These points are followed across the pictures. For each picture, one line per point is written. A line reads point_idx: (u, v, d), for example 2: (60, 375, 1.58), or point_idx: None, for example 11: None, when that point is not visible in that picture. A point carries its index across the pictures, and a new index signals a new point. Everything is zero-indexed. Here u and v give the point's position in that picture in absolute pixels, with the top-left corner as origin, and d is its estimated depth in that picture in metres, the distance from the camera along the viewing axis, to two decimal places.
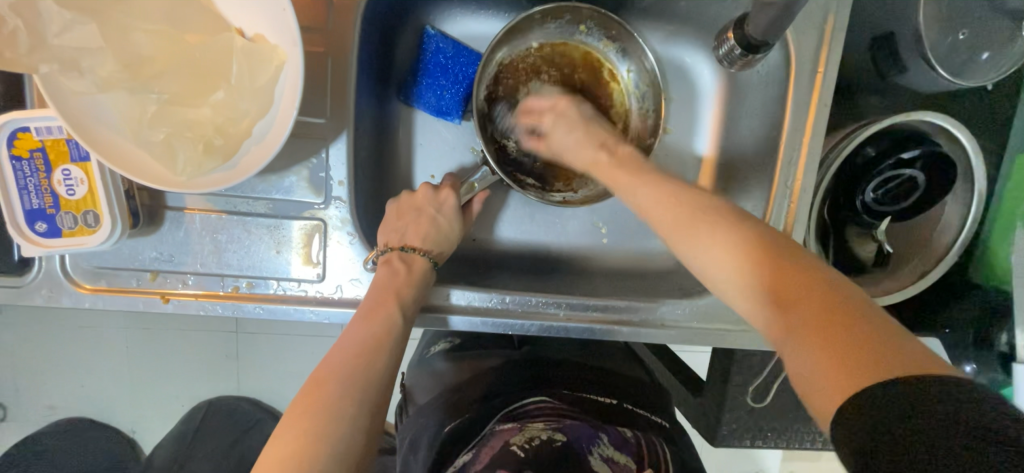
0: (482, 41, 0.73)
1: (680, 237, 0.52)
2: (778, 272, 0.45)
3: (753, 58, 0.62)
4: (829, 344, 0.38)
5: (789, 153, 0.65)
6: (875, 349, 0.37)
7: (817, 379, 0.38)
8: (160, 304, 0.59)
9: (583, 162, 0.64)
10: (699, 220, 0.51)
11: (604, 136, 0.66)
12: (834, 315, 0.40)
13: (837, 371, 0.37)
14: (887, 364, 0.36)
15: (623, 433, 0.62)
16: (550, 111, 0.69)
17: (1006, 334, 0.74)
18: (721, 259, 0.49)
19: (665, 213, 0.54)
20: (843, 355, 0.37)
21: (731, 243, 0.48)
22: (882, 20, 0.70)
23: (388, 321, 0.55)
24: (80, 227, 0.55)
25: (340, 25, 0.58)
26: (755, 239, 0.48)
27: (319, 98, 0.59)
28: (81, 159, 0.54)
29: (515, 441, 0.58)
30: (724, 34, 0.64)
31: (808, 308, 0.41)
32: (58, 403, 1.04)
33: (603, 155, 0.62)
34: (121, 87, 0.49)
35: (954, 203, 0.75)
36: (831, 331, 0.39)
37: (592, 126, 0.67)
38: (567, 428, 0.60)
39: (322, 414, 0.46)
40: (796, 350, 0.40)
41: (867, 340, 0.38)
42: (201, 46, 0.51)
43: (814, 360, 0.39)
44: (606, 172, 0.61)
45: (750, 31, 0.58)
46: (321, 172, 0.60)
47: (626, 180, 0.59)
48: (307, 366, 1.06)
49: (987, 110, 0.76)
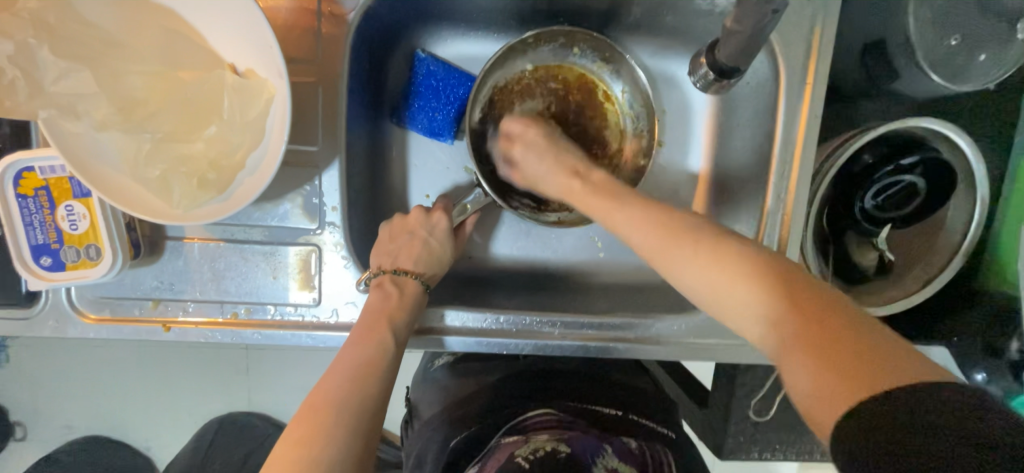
0: (472, 62, 0.75)
1: (663, 262, 0.52)
2: (778, 295, 0.44)
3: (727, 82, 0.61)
4: (821, 350, 0.39)
5: (781, 165, 0.64)
6: (868, 354, 0.37)
7: (821, 398, 0.37)
8: (162, 332, 0.60)
9: (560, 191, 0.63)
10: (682, 244, 0.50)
11: (578, 161, 0.66)
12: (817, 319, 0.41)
13: (832, 384, 0.37)
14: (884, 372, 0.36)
15: (629, 445, 0.59)
16: (517, 141, 0.69)
17: (1017, 341, 0.72)
18: (707, 278, 0.48)
19: (653, 232, 0.53)
20: (835, 360, 0.38)
21: (716, 261, 0.48)
22: (873, 26, 0.70)
23: (382, 345, 0.55)
24: (83, 260, 0.57)
25: (329, 55, 0.59)
26: (760, 264, 0.46)
27: (310, 127, 0.60)
28: (83, 195, 0.56)
29: (518, 453, 0.55)
30: (699, 59, 0.63)
31: (801, 324, 0.41)
32: (73, 424, 1.07)
33: (576, 182, 0.62)
34: (115, 128, 0.51)
35: (959, 207, 0.74)
36: (817, 333, 0.40)
37: (562, 151, 0.67)
38: (571, 440, 0.57)
39: (315, 442, 0.46)
40: (790, 361, 0.41)
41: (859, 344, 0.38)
42: (193, 84, 0.53)
43: (810, 369, 0.39)
44: (584, 202, 0.60)
45: (720, 57, 0.57)
46: (314, 198, 0.61)
47: (602, 207, 0.58)
48: (313, 382, 1.07)
49: (987, 112, 0.75)
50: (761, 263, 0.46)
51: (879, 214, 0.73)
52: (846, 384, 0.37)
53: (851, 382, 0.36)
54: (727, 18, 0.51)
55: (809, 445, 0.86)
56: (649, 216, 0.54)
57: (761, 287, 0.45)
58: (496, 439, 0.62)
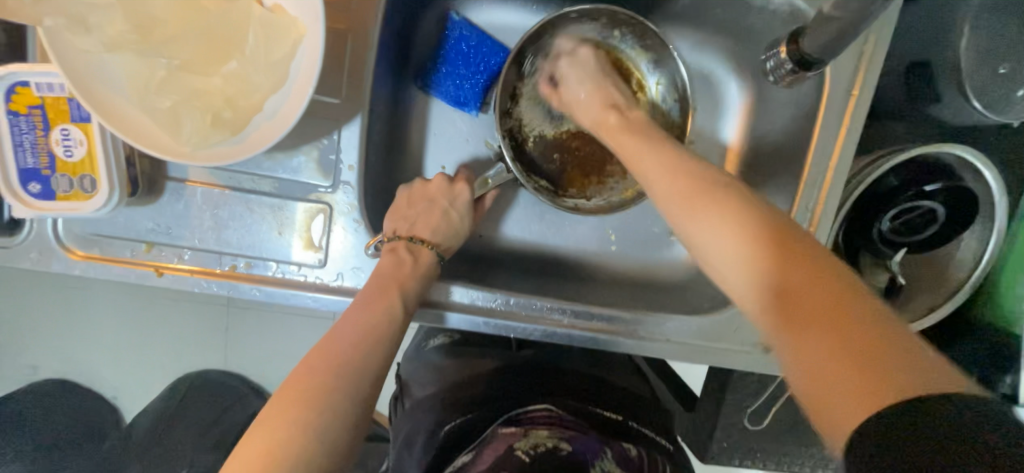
0: (505, 32, 0.71)
1: (683, 215, 0.48)
2: (786, 265, 0.41)
3: (802, 75, 0.61)
4: (832, 335, 0.36)
5: (813, 176, 0.63)
6: (881, 350, 0.35)
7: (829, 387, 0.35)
8: (154, 277, 0.57)
9: (592, 121, 0.62)
10: (712, 193, 0.47)
11: (616, 98, 0.64)
12: (810, 302, 0.38)
13: (845, 381, 0.34)
14: (893, 370, 0.34)
15: (628, 451, 0.58)
16: (564, 58, 0.68)
17: (1009, 377, 0.73)
18: (717, 228, 0.45)
19: (675, 191, 0.49)
20: (843, 348, 0.36)
21: (733, 215, 0.45)
22: (919, 46, 0.69)
23: (391, 313, 0.52)
24: (76, 191, 0.53)
25: (365, 3, 0.55)
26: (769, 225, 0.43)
27: (335, 78, 0.57)
28: (82, 120, 0.52)
29: (517, 447, 0.54)
30: (776, 47, 0.62)
31: (807, 303, 0.38)
32: (41, 363, 1.02)
33: (612, 116, 0.61)
34: (128, 49, 0.47)
35: (971, 240, 0.73)
36: (830, 322, 0.37)
37: (605, 84, 0.66)
38: (573, 438, 0.56)
39: (314, 407, 0.43)
40: (788, 337, 0.39)
41: (874, 335, 0.35)
42: (216, 12, 0.48)
43: (809, 353, 0.37)
44: (616, 137, 0.58)
45: (805, 48, 0.57)
46: (331, 154, 0.58)
47: (635, 149, 0.55)
48: (297, 347, 1.04)
49: (1013, 148, 0.74)
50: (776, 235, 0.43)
51: (893, 237, 0.73)
52: (860, 382, 0.34)
53: (859, 377, 0.34)
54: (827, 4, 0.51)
55: (789, 458, 0.86)
56: (679, 169, 0.50)
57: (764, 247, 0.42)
58: (494, 422, 0.62)
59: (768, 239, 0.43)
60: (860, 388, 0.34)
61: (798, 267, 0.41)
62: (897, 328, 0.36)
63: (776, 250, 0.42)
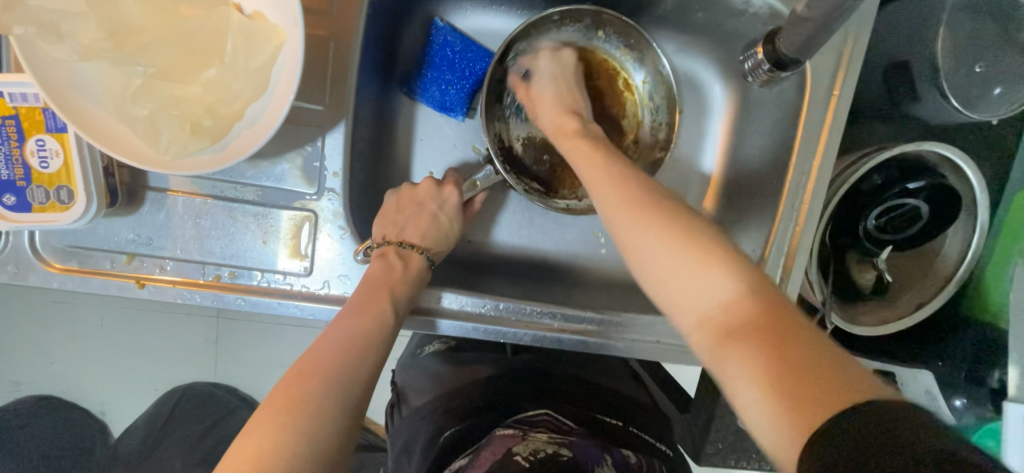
0: (489, 37, 0.71)
1: (630, 235, 0.49)
2: (742, 299, 0.41)
3: (778, 75, 0.62)
4: (768, 365, 0.37)
5: (797, 175, 0.63)
6: (814, 372, 0.35)
7: (773, 423, 0.35)
8: (134, 288, 0.56)
9: (552, 125, 0.64)
10: (660, 217, 0.48)
11: (579, 106, 0.66)
12: (758, 327, 0.39)
13: (791, 410, 0.34)
14: (822, 396, 0.34)
15: (627, 457, 0.58)
16: (545, 57, 0.68)
17: (999, 372, 0.73)
18: (658, 250, 0.46)
19: (621, 205, 0.50)
20: (784, 376, 0.36)
21: (673, 237, 0.46)
22: (897, 47, 0.70)
23: (381, 317, 0.52)
24: (52, 202, 0.52)
25: (346, 9, 0.55)
26: (707, 245, 0.45)
27: (318, 84, 0.56)
28: (57, 130, 0.51)
29: (517, 451, 0.52)
30: (752, 48, 0.63)
31: (739, 328, 0.40)
32: (23, 379, 0.99)
33: (570, 122, 0.62)
34: (104, 58, 0.47)
35: (957, 235, 0.74)
36: (772, 346, 0.37)
37: (574, 88, 0.68)
38: (573, 445, 0.55)
39: (301, 412, 0.43)
40: (733, 360, 0.39)
41: (808, 356, 0.36)
42: (194, 20, 0.48)
43: (756, 381, 0.37)
44: (567, 141, 0.60)
45: (781, 47, 0.57)
46: (315, 161, 0.58)
47: (580, 152, 0.58)
48: (286, 357, 1.02)
49: (993, 145, 0.75)
50: (727, 265, 0.44)
51: (878, 234, 0.75)
52: (802, 396, 0.34)
53: (798, 406, 0.34)
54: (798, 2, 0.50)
55: None
56: (630, 201, 0.50)
57: (705, 264, 0.44)
58: (490, 431, 0.60)
59: (725, 261, 0.44)
60: (805, 404, 0.34)
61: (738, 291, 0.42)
62: (830, 354, 0.37)
63: (731, 284, 0.43)
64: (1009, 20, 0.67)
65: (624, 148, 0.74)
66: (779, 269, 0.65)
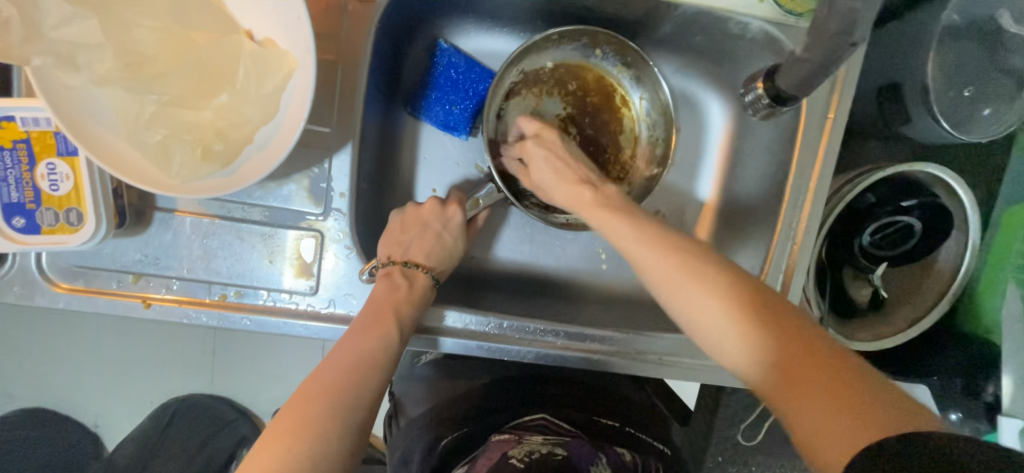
0: (492, 58, 0.73)
1: (668, 286, 0.49)
2: (796, 349, 0.42)
3: (779, 110, 0.63)
4: (826, 397, 0.38)
5: (795, 195, 0.65)
6: (864, 403, 0.37)
7: (843, 459, 0.35)
8: (140, 308, 0.56)
9: (567, 200, 0.62)
10: (694, 262, 0.49)
11: (585, 172, 0.64)
12: (801, 361, 0.41)
13: (866, 439, 0.35)
14: (887, 425, 0.35)
15: (622, 456, 0.58)
16: (551, 93, 0.71)
17: (993, 386, 0.75)
18: (694, 298, 0.47)
19: (659, 255, 0.51)
20: (841, 405, 0.37)
21: (710, 286, 0.47)
22: (890, 69, 0.72)
23: (385, 339, 0.52)
24: (61, 224, 0.52)
25: (354, 34, 0.57)
26: (736, 289, 0.46)
27: (327, 107, 0.57)
28: (68, 154, 0.52)
29: (513, 454, 0.53)
30: (753, 82, 0.64)
31: (794, 365, 0.41)
32: (18, 393, 0.98)
33: (587, 192, 0.60)
34: (118, 85, 0.48)
35: (948, 251, 0.75)
36: (822, 378, 0.39)
37: (576, 160, 0.66)
38: (568, 446, 0.56)
39: (304, 436, 0.43)
40: (787, 398, 0.40)
41: (868, 394, 0.37)
42: (207, 48, 0.49)
43: (821, 422, 0.37)
44: (591, 214, 0.58)
45: (781, 86, 0.58)
46: (322, 182, 0.58)
47: (613, 223, 0.56)
48: (286, 370, 1.02)
49: (982, 163, 0.78)
50: (760, 304, 0.45)
51: (874, 251, 0.75)
52: (858, 421, 0.36)
53: (868, 433, 0.35)
54: (797, 46, 0.53)
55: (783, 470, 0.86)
56: (662, 238, 0.52)
57: (738, 316, 0.45)
58: (488, 439, 0.61)
59: (751, 304, 0.45)
60: (858, 430, 0.35)
61: (775, 337, 0.43)
62: (871, 386, 0.38)
63: (754, 312, 0.45)
64: (995, 45, 0.69)
65: (623, 163, 0.75)
66: (777, 287, 0.66)
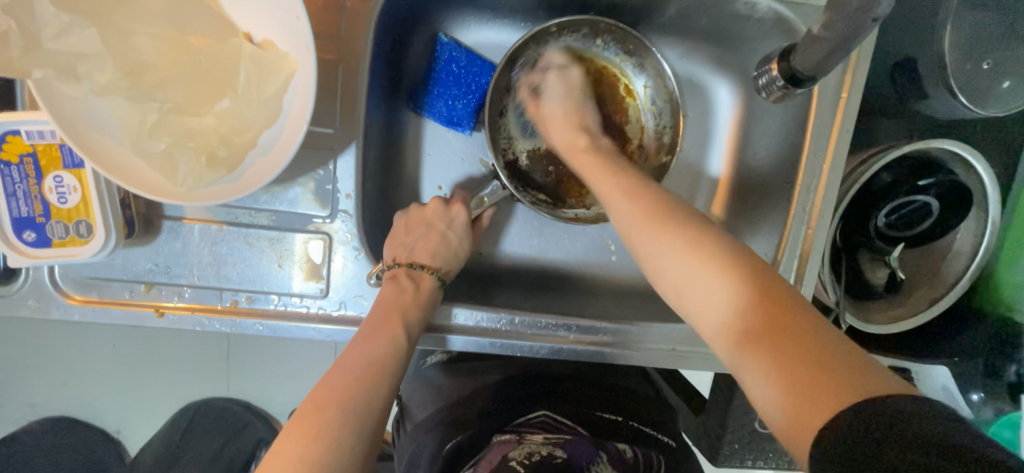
0: (494, 51, 0.71)
1: (642, 241, 0.49)
2: (761, 312, 0.40)
3: (793, 91, 0.61)
4: (782, 360, 0.37)
5: (808, 178, 0.63)
6: (826, 366, 0.36)
7: (789, 413, 0.36)
8: (154, 317, 0.56)
9: (563, 142, 0.64)
10: (668, 221, 0.48)
11: (587, 123, 0.66)
12: (778, 330, 0.39)
13: (811, 402, 0.35)
14: (842, 389, 0.34)
15: (623, 452, 0.58)
16: (553, 73, 0.69)
17: (1015, 365, 0.73)
18: (667, 256, 0.46)
19: (635, 218, 0.50)
20: (793, 370, 0.36)
21: (686, 244, 0.46)
22: (904, 44, 0.70)
23: (393, 342, 0.52)
24: (72, 237, 0.52)
25: (353, 32, 0.56)
26: (709, 247, 0.45)
27: (329, 107, 0.57)
28: (74, 166, 0.51)
29: (513, 456, 0.55)
30: (767, 64, 0.63)
31: (757, 327, 0.40)
32: (40, 402, 1.00)
33: (582, 139, 0.63)
34: (120, 95, 0.47)
35: (966, 231, 0.73)
36: (788, 352, 0.37)
37: (582, 106, 0.68)
38: (567, 445, 0.57)
39: (319, 441, 0.43)
40: (750, 366, 0.39)
41: (832, 359, 0.36)
42: (206, 53, 0.49)
43: (774, 380, 0.37)
44: (580, 160, 0.60)
45: (794, 63, 0.57)
46: (328, 184, 0.58)
47: (597, 172, 0.57)
48: (298, 371, 1.02)
49: (1001, 138, 0.75)
50: (741, 265, 0.43)
51: (890, 232, 0.73)
52: (812, 399, 0.35)
53: (816, 396, 0.35)
54: (815, 23, 0.51)
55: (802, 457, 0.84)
56: (639, 198, 0.51)
57: (709, 270, 0.44)
58: (489, 439, 0.61)
59: (733, 266, 0.43)
60: (809, 408, 0.34)
61: (747, 296, 0.41)
62: (842, 348, 0.37)
63: (735, 275, 0.43)
64: (1014, 15, 0.67)
65: (630, 154, 0.74)
66: (792, 272, 0.65)
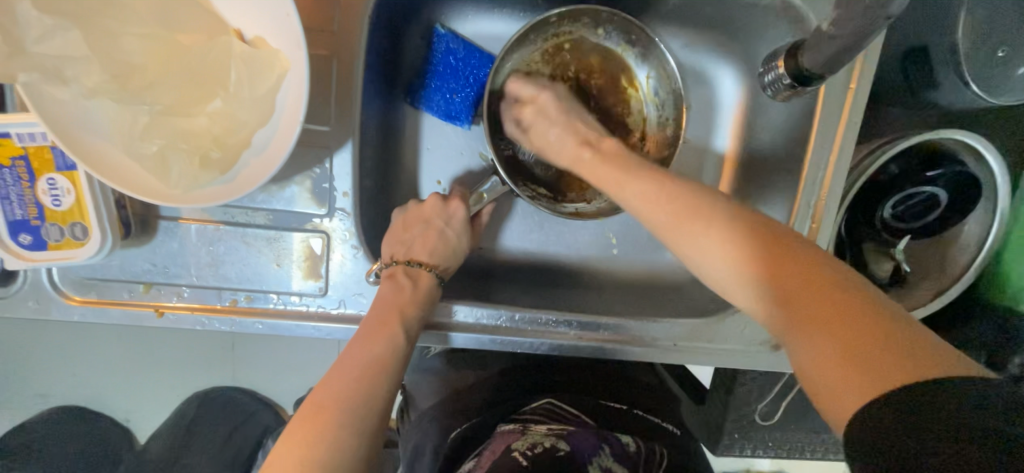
0: (493, 42, 0.69)
1: (685, 222, 0.48)
2: (810, 287, 0.40)
3: (801, 89, 0.60)
4: (851, 337, 0.36)
5: (813, 172, 0.62)
6: (896, 342, 0.35)
7: (852, 385, 0.35)
8: (154, 318, 0.56)
9: (569, 160, 0.61)
10: (709, 204, 0.47)
11: (587, 132, 0.62)
12: (836, 309, 0.38)
13: (875, 372, 0.34)
14: (909, 362, 0.34)
15: (626, 446, 0.55)
16: (528, 106, 0.65)
17: (1019, 358, 0.70)
18: (709, 235, 0.46)
19: (678, 197, 0.49)
20: (863, 343, 0.35)
21: (723, 225, 0.46)
22: (915, 31, 0.68)
23: (393, 342, 0.52)
24: (67, 239, 0.52)
25: (346, 26, 0.54)
26: (745, 222, 0.45)
27: (324, 104, 0.55)
28: (67, 168, 0.51)
29: (515, 446, 0.53)
30: (773, 61, 0.61)
31: (812, 303, 0.39)
32: (48, 394, 1.01)
33: (586, 152, 0.59)
34: (108, 96, 0.47)
35: (973, 224, 0.72)
36: (839, 331, 0.37)
37: (575, 121, 0.64)
38: (570, 437, 0.55)
39: (317, 443, 0.43)
40: (800, 343, 0.39)
41: (893, 335, 0.35)
42: (195, 52, 0.48)
43: (830, 355, 0.36)
44: (592, 171, 0.57)
45: (804, 61, 0.55)
46: (324, 183, 0.57)
47: (611, 177, 0.55)
48: (300, 363, 1.03)
49: (1012, 128, 0.74)
50: (775, 245, 0.43)
51: (895, 223, 0.73)
52: (880, 367, 0.34)
53: (891, 369, 0.34)
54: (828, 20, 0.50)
55: (801, 446, 0.85)
56: (673, 183, 0.50)
57: (740, 245, 0.44)
58: (494, 429, 0.60)
59: (768, 245, 0.43)
60: (857, 382, 0.34)
61: (781, 271, 0.42)
62: (904, 325, 0.36)
63: (774, 252, 0.43)
64: None
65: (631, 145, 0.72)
66: None
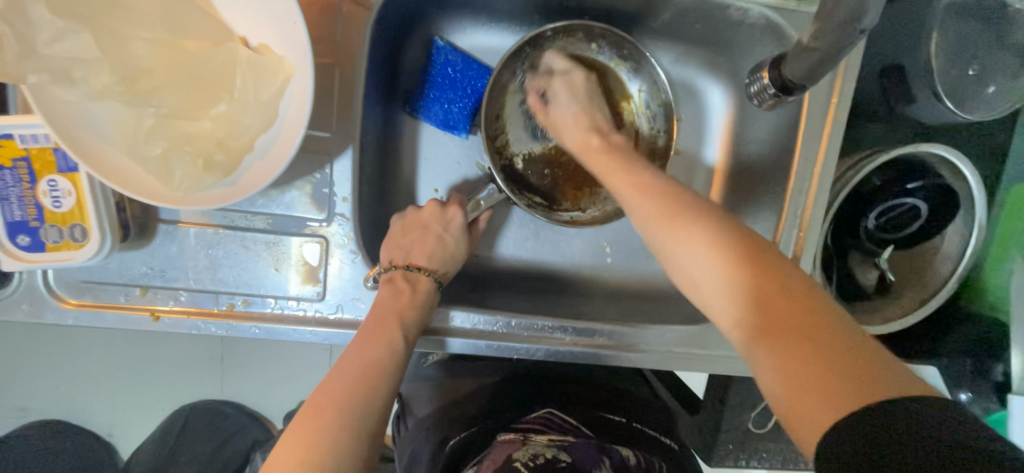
0: (490, 54, 0.72)
1: (660, 230, 0.49)
2: (780, 303, 0.40)
3: (784, 99, 0.61)
4: (812, 353, 0.36)
5: (799, 182, 0.64)
6: (857, 364, 0.35)
7: (804, 405, 0.35)
8: (149, 321, 0.56)
9: (576, 144, 0.65)
10: (683, 216, 0.48)
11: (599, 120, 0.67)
12: (800, 325, 0.38)
13: (829, 391, 0.34)
14: (866, 384, 0.34)
15: (625, 458, 0.56)
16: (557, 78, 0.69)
17: (1001, 365, 0.75)
18: (684, 243, 0.47)
19: (654, 212, 0.50)
20: (824, 361, 0.36)
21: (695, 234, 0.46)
22: (892, 50, 0.71)
23: (391, 345, 0.52)
24: (66, 241, 0.52)
25: (348, 36, 0.56)
26: (716, 228, 0.46)
27: (325, 110, 0.57)
28: (69, 170, 0.51)
29: (516, 457, 0.53)
30: (758, 73, 0.63)
31: (778, 316, 0.40)
32: (31, 405, 0.99)
33: (593, 138, 0.64)
34: (114, 98, 0.47)
35: (953, 234, 0.74)
36: (797, 345, 0.37)
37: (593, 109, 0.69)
38: (572, 449, 0.55)
39: (315, 446, 0.43)
40: (762, 356, 0.39)
41: (847, 351, 0.36)
42: (201, 58, 0.49)
43: (789, 372, 0.37)
44: (595, 158, 0.62)
45: (786, 73, 0.57)
46: (324, 188, 0.58)
47: (609, 165, 0.59)
48: (292, 374, 1.02)
49: (987, 142, 0.77)
50: (751, 255, 0.44)
51: (879, 234, 0.75)
52: (849, 393, 0.34)
53: (853, 389, 0.34)
54: (806, 34, 0.52)
55: (794, 456, 0.85)
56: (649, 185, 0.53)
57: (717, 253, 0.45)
58: (493, 439, 0.61)
59: (742, 257, 0.44)
60: (820, 396, 0.34)
61: (751, 283, 0.42)
62: (861, 345, 0.37)
63: (749, 260, 0.44)
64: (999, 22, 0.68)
65: None
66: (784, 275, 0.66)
